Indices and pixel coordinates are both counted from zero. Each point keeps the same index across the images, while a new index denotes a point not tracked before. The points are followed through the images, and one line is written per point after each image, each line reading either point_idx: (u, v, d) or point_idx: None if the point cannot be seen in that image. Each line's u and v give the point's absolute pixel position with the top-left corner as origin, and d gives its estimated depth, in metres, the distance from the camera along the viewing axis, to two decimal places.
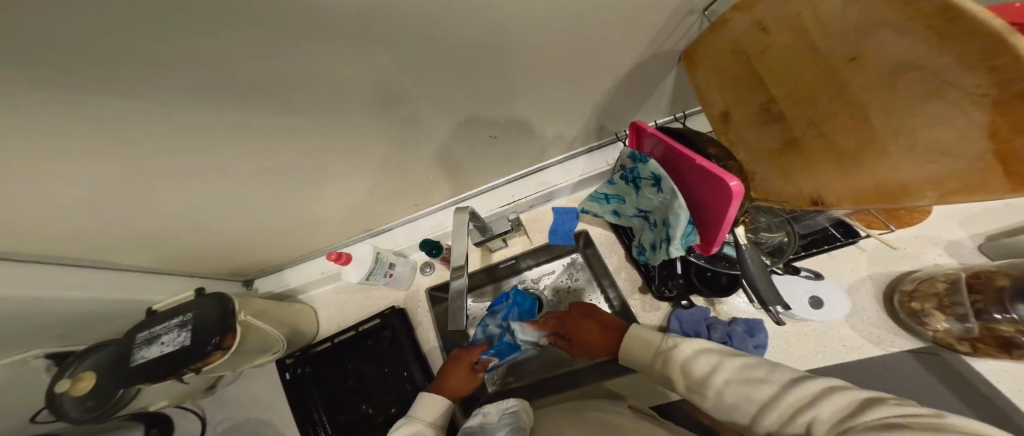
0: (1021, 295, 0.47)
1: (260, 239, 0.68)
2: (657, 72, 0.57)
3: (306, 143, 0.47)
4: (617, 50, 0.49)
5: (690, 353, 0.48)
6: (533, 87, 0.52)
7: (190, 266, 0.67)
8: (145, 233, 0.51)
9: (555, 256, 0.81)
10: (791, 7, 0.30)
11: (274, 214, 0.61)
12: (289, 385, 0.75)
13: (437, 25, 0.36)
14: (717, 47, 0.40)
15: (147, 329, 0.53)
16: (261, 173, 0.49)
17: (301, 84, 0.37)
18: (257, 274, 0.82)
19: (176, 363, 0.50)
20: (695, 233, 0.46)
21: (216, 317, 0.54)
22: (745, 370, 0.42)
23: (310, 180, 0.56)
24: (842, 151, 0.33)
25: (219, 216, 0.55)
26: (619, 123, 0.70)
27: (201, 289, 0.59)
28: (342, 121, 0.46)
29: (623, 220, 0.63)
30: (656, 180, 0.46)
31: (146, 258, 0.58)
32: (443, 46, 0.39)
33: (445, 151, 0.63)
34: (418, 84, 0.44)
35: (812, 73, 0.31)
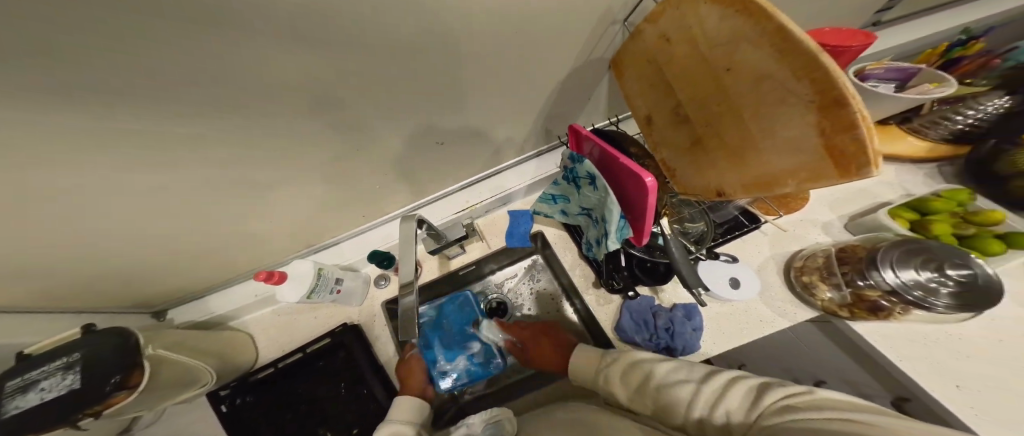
0: (874, 263, 0.57)
1: (179, 261, 0.60)
2: (591, 79, 0.61)
3: (230, 155, 0.43)
4: (551, 57, 0.52)
5: (627, 370, 0.54)
6: (473, 91, 0.54)
7: (91, 297, 0.58)
8: (19, 264, 0.43)
9: (514, 259, 0.85)
10: (682, 25, 0.34)
11: (198, 236, 0.55)
12: (226, 420, 0.68)
13: (364, 22, 0.36)
14: (635, 56, 0.44)
15: (16, 376, 0.44)
16: (176, 192, 0.44)
17: (213, 87, 0.34)
18: (167, 305, 0.72)
19: (66, 410, 0.43)
20: (628, 228, 0.50)
21: (118, 350, 0.49)
22: (668, 375, 0.50)
23: (236, 195, 0.51)
24: (731, 148, 0.39)
25: (121, 239, 0.48)
26: (563, 126, 0.74)
27: (92, 323, 0.52)
28: (268, 128, 0.43)
29: (569, 218, 0.67)
30: (591, 178, 0.50)
31: (32, 298, 0.49)
32: (372, 44, 0.39)
33: (389, 158, 0.61)
34: (350, 87, 0.43)
35: (702, 82, 0.36)
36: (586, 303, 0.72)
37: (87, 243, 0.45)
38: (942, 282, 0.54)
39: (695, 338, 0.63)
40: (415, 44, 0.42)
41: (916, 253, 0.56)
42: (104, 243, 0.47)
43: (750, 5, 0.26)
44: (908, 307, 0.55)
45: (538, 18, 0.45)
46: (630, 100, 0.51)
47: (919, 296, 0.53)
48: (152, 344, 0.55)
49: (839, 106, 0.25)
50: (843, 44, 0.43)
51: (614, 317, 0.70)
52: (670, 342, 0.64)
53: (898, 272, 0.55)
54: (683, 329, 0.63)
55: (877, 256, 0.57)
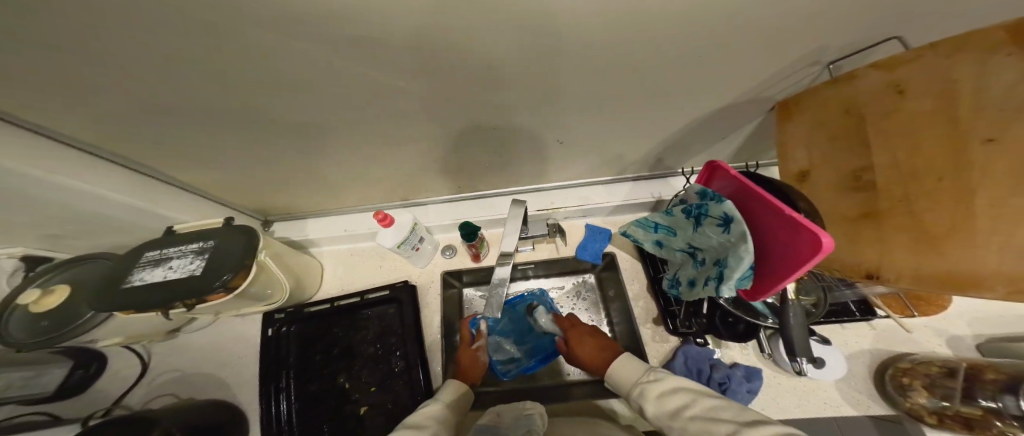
0: (1011, 389, 0.49)
1: (291, 172, 0.64)
2: (740, 118, 0.58)
3: (383, 97, 0.46)
4: (709, 91, 0.50)
5: (666, 388, 0.48)
6: (623, 105, 0.53)
7: (210, 182, 0.64)
8: (180, 131, 0.48)
9: (571, 271, 0.81)
10: (947, 77, 0.34)
11: (319, 156, 0.60)
12: (266, 344, 0.69)
13: (574, 29, 0.36)
14: (828, 101, 0.44)
15: (160, 249, 0.57)
16: (326, 112, 0.48)
17: (405, 40, 0.35)
18: (278, 217, 0.82)
19: (181, 289, 0.53)
20: (748, 279, 0.45)
21: (236, 249, 0.56)
22: (711, 411, 0.41)
23: (369, 133, 0.54)
24: (923, 227, 0.36)
25: (263, 137, 0.53)
26: (678, 158, 0.71)
27: (231, 219, 0.63)
28: (431, 89, 0.45)
29: (664, 251, 0.64)
30: (726, 221, 0.46)
31: (175, 162, 0.56)
32: (568, 45, 0.38)
33: (512, 144, 0.62)
34: (523, 75, 0.43)
35: (933, 143, 0.36)
36: (642, 335, 0.70)
37: (232, 129, 0.49)
38: None
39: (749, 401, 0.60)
40: (591, 58, 0.41)
41: None
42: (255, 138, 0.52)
43: None
44: None
45: (720, 57, 0.43)
46: (788, 149, 0.50)
47: None
48: (266, 250, 0.63)
49: None
50: None
51: (667, 357, 0.68)
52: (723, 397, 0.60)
53: None
54: (740, 389, 0.59)
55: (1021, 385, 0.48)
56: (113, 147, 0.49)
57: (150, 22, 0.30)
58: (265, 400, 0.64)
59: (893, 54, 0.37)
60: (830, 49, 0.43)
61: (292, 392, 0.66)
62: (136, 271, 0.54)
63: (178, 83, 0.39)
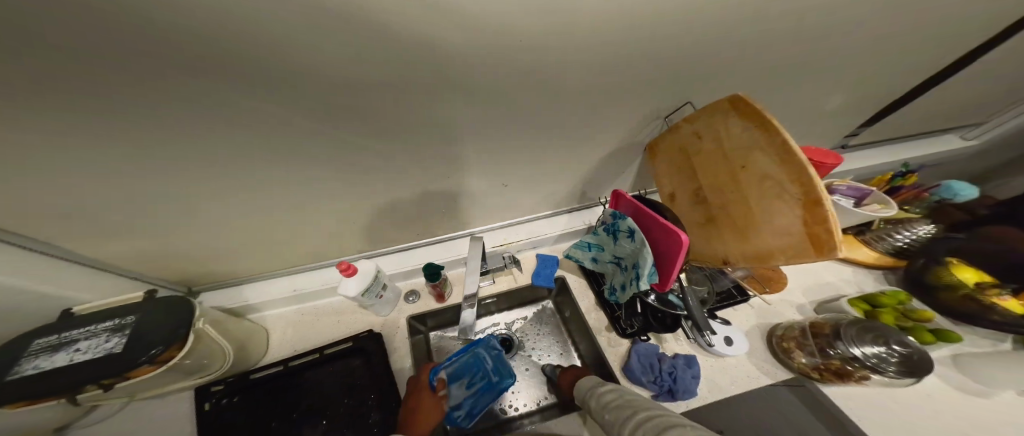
0: (839, 337, 0.69)
1: (244, 230, 0.67)
2: (629, 156, 0.78)
3: (335, 145, 0.56)
4: (593, 139, 0.70)
5: (603, 386, 0.60)
6: (538, 151, 0.69)
7: (145, 251, 0.64)
8: (116, 183, 0.50)
9: (530, 300, 0.94)
10: (713, 129, 0.52)
11: (273, 210, 0.65)
12: (204, 420, 0.64)
13: (487, 85, 0.52)
14: (668, 144, 0.63)
15: (56, 333, 0.53)
16: (279, 165, 0.56)
17: (356, 84, 0.47)
18: (214, 285, 0.79)
19: (94, 370, 0.50)
20: (656, 273, 0.59)
21: (165, 314, 0.56)
22: (628, 402, 0.53)
23: (324, 179, 0.62)
24: (737, 227, 0.54)
25: (216, 188, 0.56)
26: (595, 191, 0.89)
27: (154, 291, 0.61)
28: (381, 133, 0.56)
29: (598, 265, 0.79)
30: (631, 232, 0.61)
31: (114, 235, 0.58)
32: (485, 98, 0.54)
33: (455, 187, 0.74)
34: (455, 122, 0.57)
35: (721, 170, 0.54)
36: (599, 343, 0.79)
37: (157, 192, 0.53)
38: (889, 355, 0.66)
39: (694, 384, 0.70)
40: (495, 114, 0.58)
41: (870, 331, 0.68)
42: (197, 194, 0.56)
43: (768, 124, 0.43)
44: (867, 371, 0.66)
45: (582, 118, 0.63)
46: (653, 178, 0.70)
47: (876, 362, 0.65)
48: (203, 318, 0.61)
49: (818, 205, 0.41)
50: (819, 159, 0.60)
51: (623, 359, 0.76)
52: (673, 385, 0.70)
53: (858, 347, 0.66)
54: (685, 374, 0.70)
55: (841, 331, 0.69)
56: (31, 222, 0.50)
57: (130, 62, 0.37)
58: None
59: (685, 115, 0.56)
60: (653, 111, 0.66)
61: None
62: (22, 360, 0.49)
63: (135, 125, 0.43)
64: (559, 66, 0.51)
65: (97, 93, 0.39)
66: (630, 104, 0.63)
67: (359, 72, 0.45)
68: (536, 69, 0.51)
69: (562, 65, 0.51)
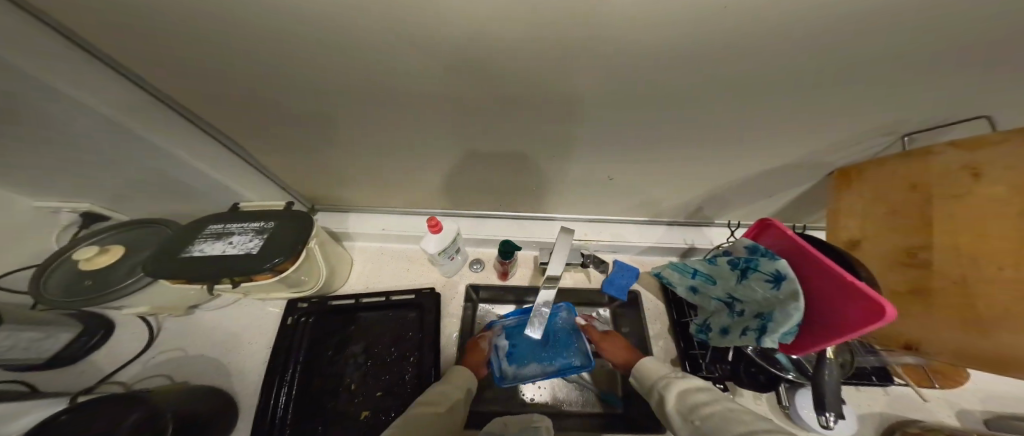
0: None
1: (355, 169, 0.70)
2: (791, 178, 0.60)
3: (458, 124, 0.52)
4: (765, 155, 0.54)
5: (689, 387, 0.55)
6: (676, 158, 0.58)
7: (279, 170, 0.70)
8: (269, 119, 0.53)
9: (590, 302, 0.90)
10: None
11: (388, 163, 0.67)
12: (286, 331, 0.74)
13: (660, 84, 0.40)
14: (904, 172, 0.46)
15: (222, 223, 0.57)
16: (409, 130, 0.55)
17: (500, 73, 0.39)
18: (321, 208, 0.86)
19: (232, 265, 0.52)
20: (792, 335, 0.45)
21: (291, 238, 0.56)
22: (730, 411, 0.47)
23: (440, 149, 0.61)
24: (975, 313, 0.38)
25: (346, 137, 0.58)
26: (720, 207, 0.74)
27: (292, 204, 0.61)
28: (509, 120, 0.50)
29: (698, 298, 0.64)
30: (776, 279, 0.46)
31: (266, 152, 0.64)
32: (645, 100, 0.43)
33: (564, 173, 0.67)
34: (598, 118, 0.48)
35: (999, 230, 0.37)
36: None
37: (297, 130, 0.56)
38: None
39: None
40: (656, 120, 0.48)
41: None
42: (329, 140, 0.59)
43: None
44: None
45: (758, 133, 0.49)
46: (850, 217, 0.54)
47: None
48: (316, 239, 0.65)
49: None
50: None
51: None
52: None
53: None
54: None
55: None
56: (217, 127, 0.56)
57: (282, 29, 0.35)
58: (263, 402, 0.67)
59: (975, 137, 0.39)
60: (892, 129, 0.46)
61: (292, 383, 0.71)
62: (193, 241, 0.54)
63: (288, 84, 0.44)
64: (787, 83, 0.38)
65: (259, 54, 0.39)
66: (861, 122, 0.45)
67: (507, 60, 0.37)
68: (750, 87, 0.39)
69: (772, 75, 0.37)
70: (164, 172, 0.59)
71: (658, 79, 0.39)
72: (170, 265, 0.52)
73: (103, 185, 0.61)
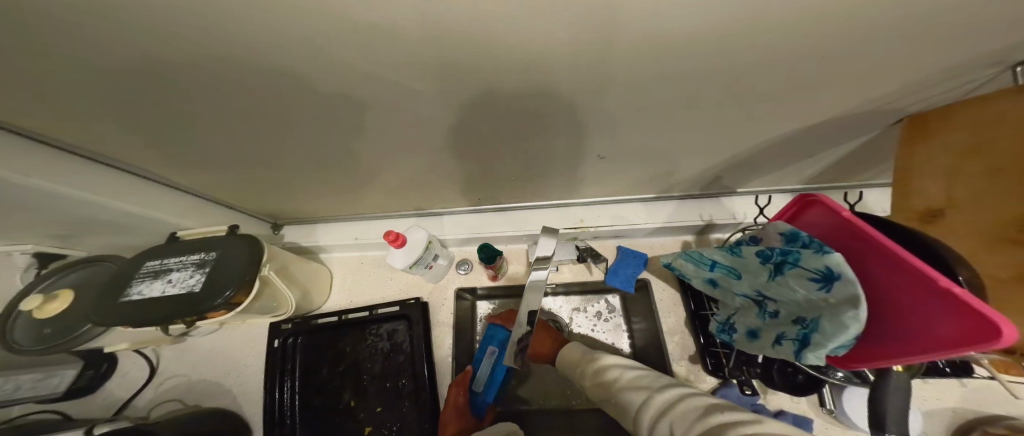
0: None
1: (311, 180, 0.62)
2: (832, 137, 0.47)
3: (399, 117, 0.42)
4: (803, 110, 0.41)
5: (603, 364, 0.53)
6: (676, 126, 0.46)
7: (227, 190, 0.63)
8: (180, 140, 0.45)
9: (593, 291, 0.81)
10: None
11: (343, 170, 0.59)
12: (273, 353, 0.74)
13: (649, 36, 0.28)
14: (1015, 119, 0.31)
15: (159, 259, 0.51)
16: (344, 129, 0.45)
17: (419, 46, 0.28)
18: (291, 221, 0.80)
19: (173, 305, 0.47)
20: (846, 346, 0.36)
21: (240, 265, 0.50)
22: (633, 381, 0.49)
23: (393, 148, 0.52)
24: None
25: (279, 147, 0.50)
26: (738, 178, 0.62)
27: (236, 227, 0.56)
28: (459, 104, 0.39)
29: (718, 291, 0.55)
30: (826, 278, 0.36)
31: (202, 174, 0.56)
32: (630, 60, 0.31)
33: (543, 158, 0.57)
34: (570, 91, 0.37)
35: None
36: (675, 373, 0.70)
37: (216, 146, 0.48)
38: None
39: None
40: (650, 82, 0.35)
41: None
42: (261, 152, 0.51)
43: None
44: None
45: (795, 84, 0.36)
46: (925, 177, 0.40)
47: None
48: (270, 264, 0.60)
49: None
50: None
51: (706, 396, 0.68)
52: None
53: None
54: None
55: None
56: (135, 157, 0.48)
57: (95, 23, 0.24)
58: (271, 424, 0.69)
59: None
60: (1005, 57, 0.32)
61: (293, 408, 0.71)
62: (130, 283, 0.49)
63: (162, 92, 0.35)
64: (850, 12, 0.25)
65: (96, 60, 0.29)
66: (961, 56, 0.31)
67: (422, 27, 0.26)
68: (784, 23, 0.26)
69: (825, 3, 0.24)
70: (91, 213, 0.53)
71: (641, 29, 0.26)
72: (108, 313, 0.47)
73: (39, 227, 0.56)
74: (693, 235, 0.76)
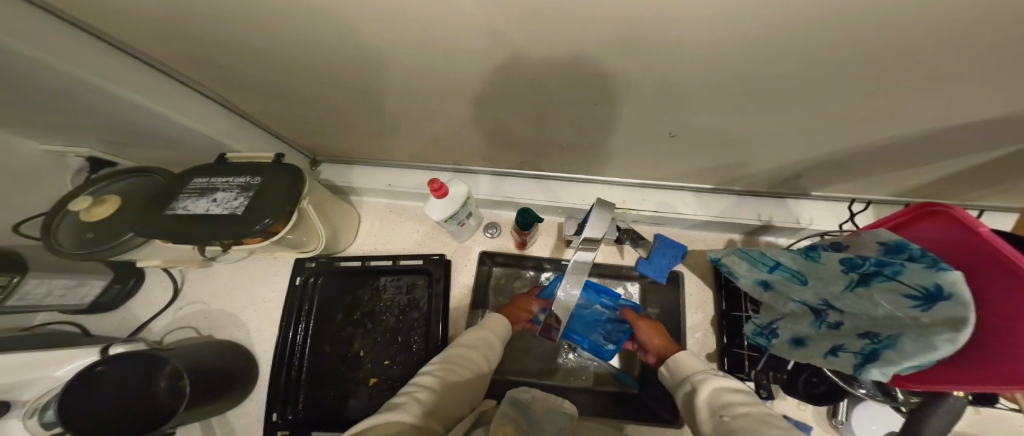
0: None
1: (354, 119, 0.59)
2: (951, 140, 0.41)
3: (466, 67, 0.38)
4: (937, 107, 0.35)
5: (725, 386, 0.45)
6: (771, 112, 0.41)
7: (266, 117, 0.60)
8: (225, 58, 0.42)
9: (619, 276, 0.79)
10: None
11: (388, 113, 0.55)
12: (294, 289, 0.75)
13: (804, 13, 0.23)
14: None
15: (205, 177, 0.50)
16: (398, 76, 0.42)
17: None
18: (324, 159, 0.79)
19: (216, 224, 0.46)
20: (919, 369, 0.33)
21: (279, 196, 0.48)
22: (765, 419, 0.37)
23: (446, 99, 0.48)
24: None
25: (327, 82, 0.46)
26: (810, 176, 0.57)
27: (282, 156, 0.54)
28: (537, 62, 0.35)
29: (774, 294, 0.53)
30: (928, 297, 0.31)
31: (244, 98, 0.54)
32: (763, 38, 0.26)
33: (603, 129, 0.53)
34: (669, 62, 0.32)
35: None
36: None
37: (262, 70, 0.45)
38: None
39: None
40: (754, 65, 0.31)
41: None
42: (308, 85, 0.47)
43: None
44: None
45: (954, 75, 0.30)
46: None
47: None
48: (309, 198, 0.59)
49: None
50: None
51: None
52: None
53: None
54: None
55: None
56: (188, 71, 0.46)
57: None
58: (282, 360, 0.72)
59: None
60: None
61: (307, 347, 0.73)
62: (176, 197, 0.48)
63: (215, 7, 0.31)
64: None
65: None
66: None
67: None
68: (995, 1, 0.20)
69: None
70: (133, 124, 0.52)
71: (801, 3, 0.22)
72: (152, 224, 0.46)
73: (80, 132, 0.55)
74: (737, 232, 0.73)
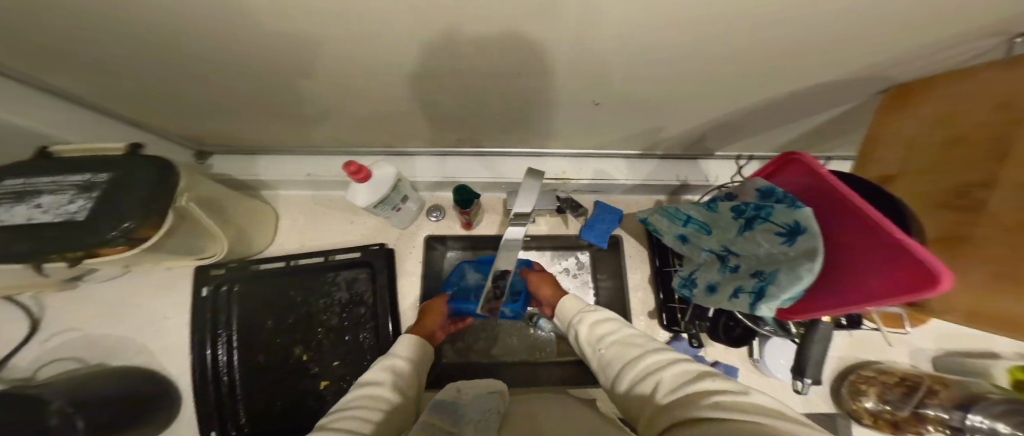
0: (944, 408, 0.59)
1: (245, 103, 0.50)
2: (821, 101, 0.47)
3: (357, 48, 0.34)
4: (803, 72, 0.39)
5: (598, 317, 0.50)
6: (675, 82, 0.43)
7: (124, 102, 0.49)
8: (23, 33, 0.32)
9: (566, 247, 0.82)
10: None
11: (285, 98, 0.48)
12: (204, 301, 0.66)
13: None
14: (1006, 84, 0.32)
15: (25, 179, 0.39)
16: (281, 57, 0.37)
17: None
18: (225, 149, 0.68)
19: (45, 235, 0.37)
20: (794, 300, 0.38)
21: (144, 195, 0.40)
22: (632, 338, 0.45)
23: (348, 81, 0.43)
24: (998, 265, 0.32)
25: (189, 63, 0.38)
26: (721, 138, 0.62)
27: (139, 146, 0.44)
28: (432, 40, 0.33)
29: (688, 246, 0.59)
30: (792, 232, 0.37)
31: (82, 80, 0.43)
32: (641, 13, 0.27)
33: (529, 102, 0.51)
34: (566, 35, 0.32)
35: None
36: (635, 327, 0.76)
37: (89, 50, 0.35)
38: None
39: None
40: (644, 38, 0.32)
41: None
42: (165, 65, 0.39)
43: None
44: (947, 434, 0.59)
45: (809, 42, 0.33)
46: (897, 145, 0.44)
47: None
48: (196, 195, 0.50)
49: None
50: None
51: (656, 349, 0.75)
52: None
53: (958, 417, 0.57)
54: None
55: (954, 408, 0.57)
56: None
57: None
58: (205, 382, 0.64)
59: None
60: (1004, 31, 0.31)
61: (233, 366, 0.65)
62: None
63: None
64: None
65: None
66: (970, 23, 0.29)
67: None
68: None
69: None
70: None
71: None
72: None
73: None
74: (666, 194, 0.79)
